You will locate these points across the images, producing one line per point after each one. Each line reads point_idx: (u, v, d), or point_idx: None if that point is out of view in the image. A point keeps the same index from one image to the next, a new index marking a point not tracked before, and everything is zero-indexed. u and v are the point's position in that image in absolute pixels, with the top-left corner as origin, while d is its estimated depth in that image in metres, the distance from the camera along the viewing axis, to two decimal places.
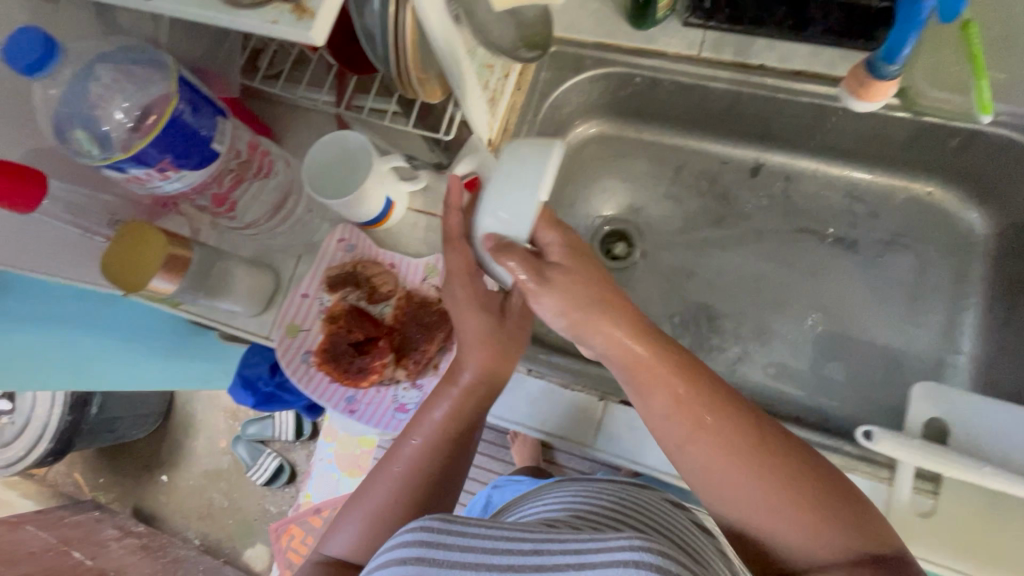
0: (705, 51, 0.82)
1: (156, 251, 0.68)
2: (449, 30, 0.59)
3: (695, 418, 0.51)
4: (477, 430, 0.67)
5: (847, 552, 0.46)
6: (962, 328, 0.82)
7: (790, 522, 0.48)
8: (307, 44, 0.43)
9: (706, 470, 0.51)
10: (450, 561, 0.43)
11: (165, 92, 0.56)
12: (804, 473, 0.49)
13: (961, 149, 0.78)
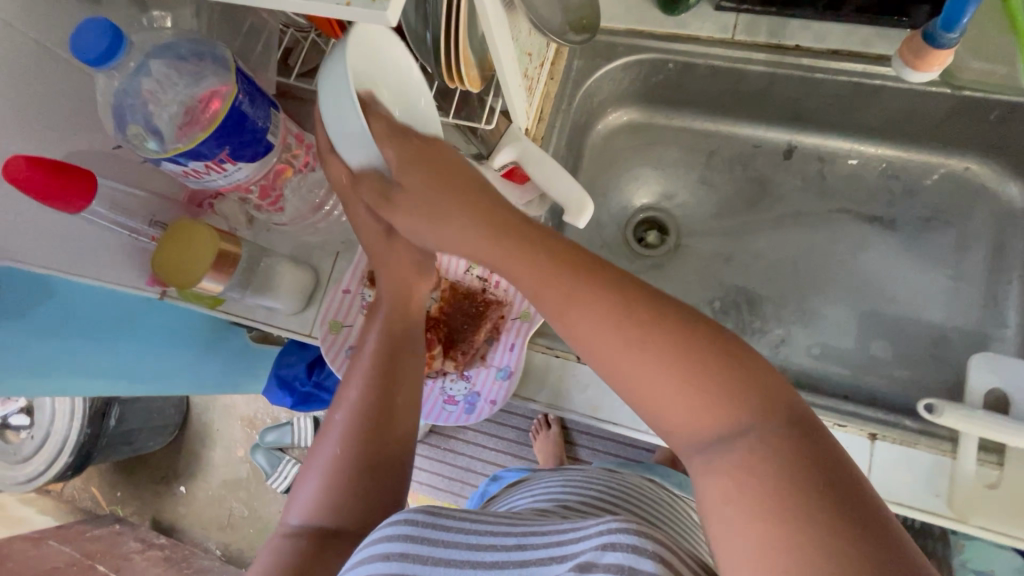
0: (739, 34, 0.82)
1: (196, 244, 0.67)
2: (500, 15, 0.58)
3: (567, 289, 0.47)
4: (398, 349, 0.64)
5: (757, 410, 0.40)
6: (1006, 302, 0.82)
7: (689, 390, 0.42)
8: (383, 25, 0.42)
9: (611, 355, 0.46)
10: (434, 557, 0.46)
11: (222, 83, 0.56)
12: (669, 330, 0.43)
13: (1000, 123, 0.78)
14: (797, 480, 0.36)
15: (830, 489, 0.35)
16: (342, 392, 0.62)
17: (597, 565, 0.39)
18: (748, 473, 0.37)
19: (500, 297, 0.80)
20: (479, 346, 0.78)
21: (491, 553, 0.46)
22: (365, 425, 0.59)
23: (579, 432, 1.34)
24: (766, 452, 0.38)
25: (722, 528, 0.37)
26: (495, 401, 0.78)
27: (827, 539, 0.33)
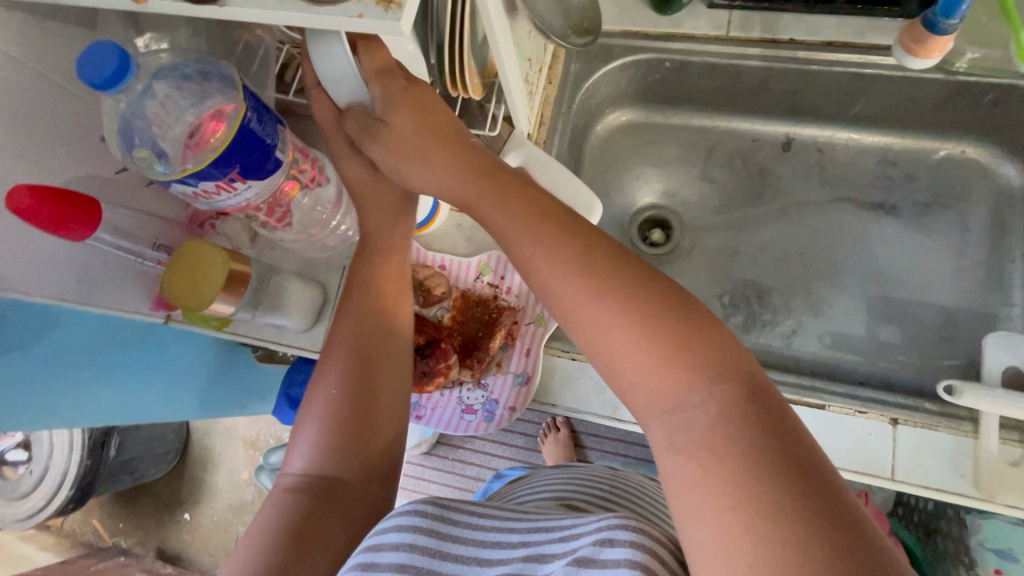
0: (734, 30, 0.83)
1: (191, 261, 0.66)
2: (503, 23, 0.58)
3: (534, 233, 0.51)
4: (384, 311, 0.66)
5: (721, 374, 0.42)
6: (1010, 281, 0.83)
7: (654, 343, 0.44)
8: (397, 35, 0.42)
9: (577, 305, 0.47)
10: (445, 554, 0.47)
11: (229, 101, 0.55)
12: (636, 301, 0.45)
13: (994, 106, 0.79)
14: (754, 441, 0.38)
15: (788, 467, 0.36)
16: (328, 373, 0.62)
17: (595, 560, 0.41)
18: (711, 446, 0.38)
19: (512, 303, 0.79)
20: (495, 353, 0.78)
21: (497, 551, 0.48)
22: (353, 409, 0.59)
23: (589, 434, 1.34)
24: (728, 425, 0.39)
25: (686, 505, 0.38)
26: (514, 409, 0.77)
27: (792, 516, 0.34)
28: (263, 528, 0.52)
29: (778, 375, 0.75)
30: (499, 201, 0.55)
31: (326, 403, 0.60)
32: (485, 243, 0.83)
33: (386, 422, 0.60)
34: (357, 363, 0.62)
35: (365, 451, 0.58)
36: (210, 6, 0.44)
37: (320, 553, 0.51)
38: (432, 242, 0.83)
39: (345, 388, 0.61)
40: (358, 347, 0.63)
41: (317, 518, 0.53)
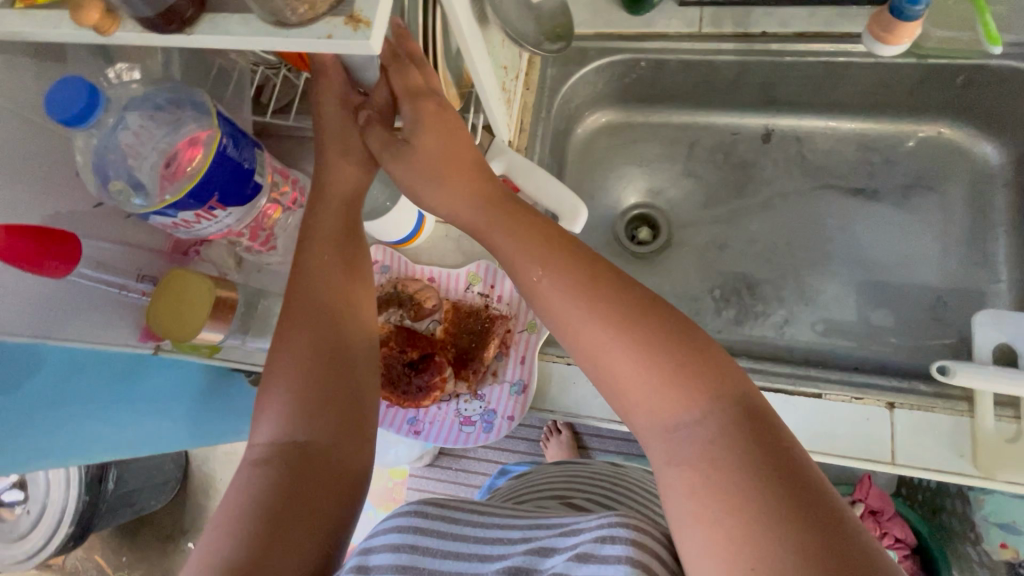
0: (706, 27, 0.84)
1: (164, 297, 0.65)
2: (475, 34, 0.57)
3: (530, 268, 0.53)
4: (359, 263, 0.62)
5: (714, 396, 0.45)
6: (995, 256, 0.84)
7: (649, 375, 0.47)
8: (367, 55, 0.42)
9: (578, 332, 0.50)
10: (444, 551, 0.49)
11: (204, 128, 0.54)
12: (638, 327, 0.48)
13: (966, 85, 0.81)
14: (748, 460, 0.41)
15: (781, 478, 0.40)
16: (283, 347, 0.55)
17: (595, 556, 0.43)
18: (709, 462, 0.42)
19: (504, 311, 0.79)
20: (490, 363, 0.77)
21: (498, 548, 0.50)
22: (316, 385, 0.53)
23: (590, 436, 1.34)
24: (725, 441, 0.43)
25: (688, 512, 0.41)
26: (513, 417, 0.76)
27: (784, 524, 0.38)
28: (223, 529, 0.45)
29: (773, 366, 0.75)
30: (506, 229, 0.57)
31: (283, 381, 0.53)
32: (473, 252, 0.83)
33: (357, 397, 0.55)
34: (314, 334, 0.55)
35: (332, 432, 0.52)
36: (176, 35, 0.44)
37: (293, 545, 0.45)
38: (420, 255, 0.83)
39: (304, 364, 0.54)
40: (316, 315, 0.56)
41: (286, 511, 0.47)
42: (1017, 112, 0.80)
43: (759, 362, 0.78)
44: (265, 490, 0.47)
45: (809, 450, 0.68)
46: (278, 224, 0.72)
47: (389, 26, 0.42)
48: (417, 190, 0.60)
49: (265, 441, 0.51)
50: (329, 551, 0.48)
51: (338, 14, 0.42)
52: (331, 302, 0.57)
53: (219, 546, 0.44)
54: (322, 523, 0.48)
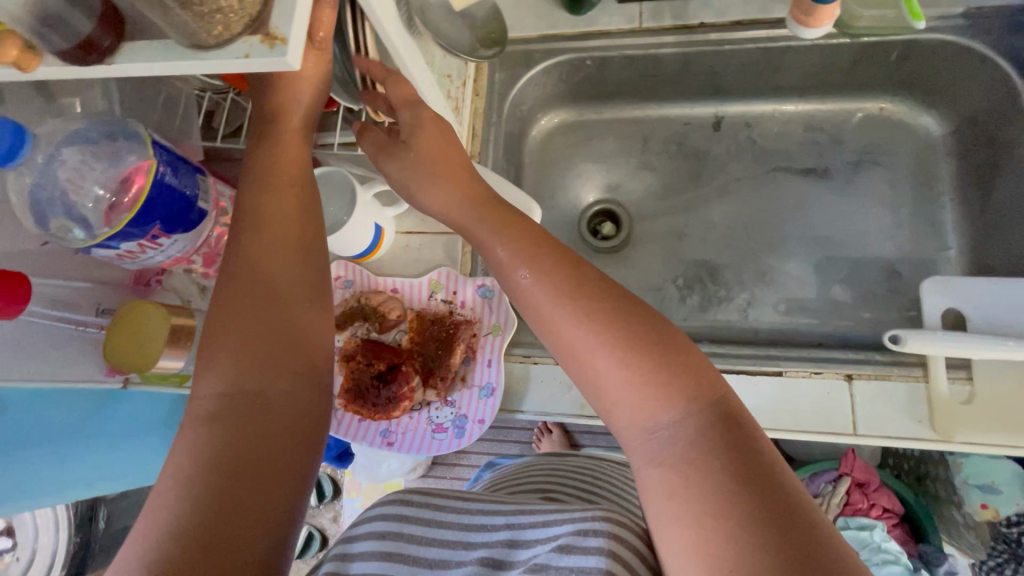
0: (646, 21, 0.85)
1: (119, 332, 0.64)
2: (408, 45, 0.58)
3: (513, 271, 0.53)
4: (309, 208, 0.53)
5: (691, 399, 0.45)
6: (944, 224, 0.86)
7: (629, 377, 0.46)
8: (287, 70, 0.43)
9: (560, 330, 0.49)
10: (427, 537, 0.51)
11: (138, 157, 0.54)
12: (623, 330, 0.47)
13: (902, 60, 0.83)
14: (725, 462, 0.42)
15: (755, 486, 0.40)
16: (227, 295, 0.48)
17: (577, 548, 0.44)
18: (687, 465, 0.42)
19: (468, 316, 0.80)
20: (457, 368, 0.78)
21: (481, 533, 0.51)
22: (266, 342, 0.46)
23: (581, 433, 1.34)
24: (703, 446, 0.43)
25: (665, 513, 0.42)
26: (484, 420, 0.76)
27: (752, 532, 0.38)
28: (169, 498, 0.41)
29: (735, 348, 0.76)
30: (494, 234, 0.56)
31: (228, 334, 0.46)
32: (434, 260, 0.83)
33: (315, 353, 0.48)
34: (261, 284, 0.48)
35: (287, 391, 0.46)
36: (97, 66, 0.44)
37: (248, 527, 0.40)
38: (381, 267, 0.83)
39: (251, 316, 0.47)
40: (262, 263, 0.49)
41: (235, 482, 0.41)
42: (951, 83, 0.83)
43: (722, 346, 0.79)
44: (214, 456, 0.42)
45: (774, 428, 0.69)
46: None
47: (305, 39, 0.43)
48: (413, 189, 0.61)
49: (207, 398, 0.45)
50: (291, 522, 0.43)
51: (254, 33, 0.42)
52: (276, 246, 0.50)
53: (165, 517, 0.40)
54: (280, 492, 0.43)
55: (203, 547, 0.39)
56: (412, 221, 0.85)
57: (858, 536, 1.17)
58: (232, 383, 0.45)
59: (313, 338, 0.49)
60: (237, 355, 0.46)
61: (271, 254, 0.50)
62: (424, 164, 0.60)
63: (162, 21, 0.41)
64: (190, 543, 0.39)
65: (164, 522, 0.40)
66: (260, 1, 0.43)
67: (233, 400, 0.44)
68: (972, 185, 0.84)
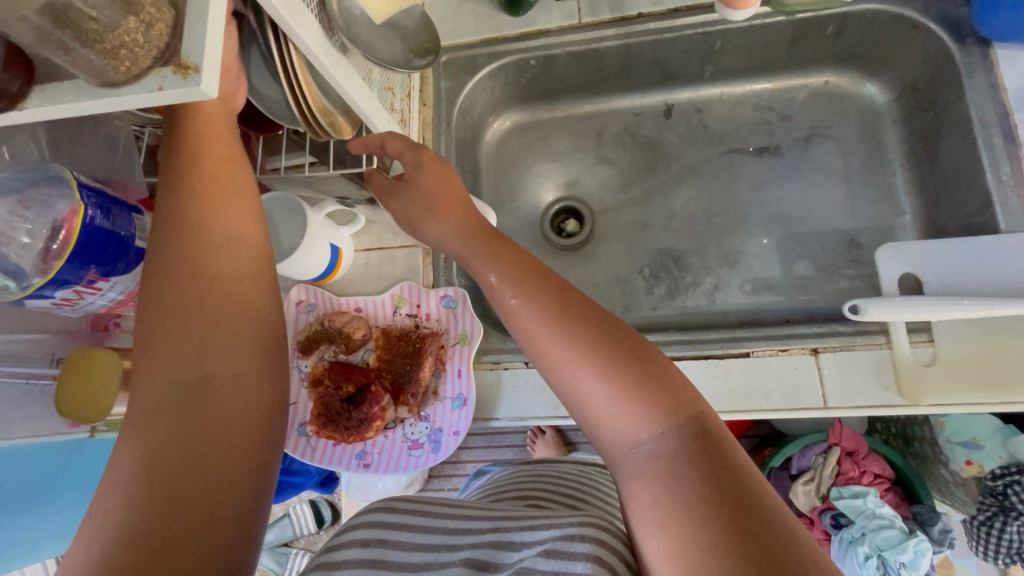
0: (585, 16, 0.85)
1: (65, 390, 0.63)
2: (337, 60, 0.55)
3: (502, 300, 0.53)
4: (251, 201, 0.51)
5: (676, 414, 0.45)
6: (897, 190, 0.88)
7: (610, 392, 0.46)
8: (205, 99, 0.40)
9: (544, 346, 0.50)
10: (413, 542, 0.47)
11: (66, 203, 0.53)
12: (601, 346, 0.48)
13: (838, 33, 0.84)
14: (708, 474, 0.41)
15: (736, 496, 0.40)
16: (161, 294, 0.44)
17: (564, 553, 0.42)
18: (669, 475, 0.42)
19: (434, 328, 0.79)
20: (428, 382, 0.77)
21: (467, 537, 0.48)
22: (212, 347, 0.44)
23: (574, 431, 1.32)
24: (685, 457, 0.42)
25: (651, 520, 0.42)
26: (458, 432, 0.75)
27: (737, 536, 0.38)
28: (106, 502, 0.38)
29: (702, 334, 0.76)
30: (485, 261, 0.58)
31: (168, 334, 0.43)
32: (395, 275, 0.82)
33: (269, 368, 0.47)
34: (205, 286, 0.45)
35: (239, 401, 0.43)
36: (8, 114, 0.42)
37: (193, 542, 0.38)
38: (343, 287, 0.82)
39: (193, 317, 0.44)
40: (203, 262, 0.46)
41: (182, 488, 0.39)
42: (889, 52, 0.84)
43: (690, 332, 0.80)
44: (156, 459, 0.39)
45: (746, 409, 0.70)
46: None
47: (221, 64, 0.41)
48: (418, 221, 0.66)
49: (147, 402, 0.41)
50: (247, 530, 0.41)
51: (167, 65, 0.40)
52: (216, 244, 0.46)
53: (105, 521, 0.37)
54: (230, 499, 0.41)
55: (142, 557, 0.36)
56: (371, 237, 0.83)
57: (853, 504, 1.16)
58: (173, 384, 0.42)
59: (262, 345, 0.47)
60: (177, 357, 0.43)
61: (208, 252, 0.46)
62: (425, 197, 0.65)
63: (67, 62, 0.39)
64: (133, 549, 0.36)
65: (103, 529, 0.37)
66: (168, 32, 0.41)
67: (173, 400, 0.41)
68: (919, 149, 0.85)
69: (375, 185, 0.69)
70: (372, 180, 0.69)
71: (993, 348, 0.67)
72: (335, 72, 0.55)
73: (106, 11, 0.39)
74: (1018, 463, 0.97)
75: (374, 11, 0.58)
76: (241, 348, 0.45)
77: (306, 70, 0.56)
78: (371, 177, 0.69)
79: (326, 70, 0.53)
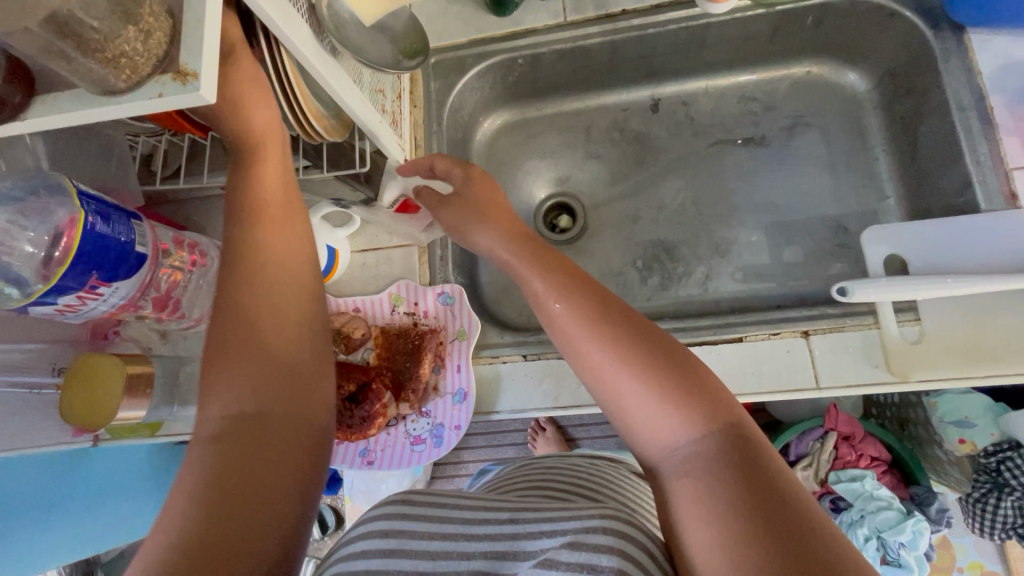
0: (570, 15, 0.87)
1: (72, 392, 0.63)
2: (327, 62, 0.56)
3: (547, 308, 0.55)
4: (300, 254, 0.57)
5: (714, 419, 0.46)
6: (881, 175, 0.90)
7: (651, 393, 0.47)
8: (205, 104, 0.41)
9: (584, 351, 0.52)
10: (428, 532, 0.48)
11: (66, 211, 0.53)
12: (640, 351, 0.49)
13: (818, 24, 0.86)
14: (745, 476, 0.43)
15: (771, 499, 0.41)
16: (230, 332, 0.50)
17: (587, 544, 0.43)
18: (704, 474, 0.44)
19: (433, 325, 0.80)
20: (429, 378, 0.78)
21: (484, 526, 0.48)
22: (266, 377, 0.49)
23: (575, 426, 1.33)
24: (722, 460, 0.44)
25: (690, 514, 0.43)
26: (460, 426, 0.76)
27: (767, 533, 0.39)
28: (172, 512, 0.42)
29: (693, 321, 0.78)
30: (533, 270, 0.59)
31: (236, 365, 0.49)
32: (392, 275, 0.83)
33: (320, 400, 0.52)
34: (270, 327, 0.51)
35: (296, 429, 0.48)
36: (10, 124, 0.43)
37: (252, 552, 0.41)
38: (341, 288, 0.83)
39: (257, 352, 0.50)
40: (263, 304, 0.52)
41: (238, 500, 0.43)
42: (866, 40, 0.86)
43: (684, 321, 0.81)
44: (219, 476, 0.43)
45: (742, 392, 0.71)
46: (183, 290, 0.72)
47: (218, 70, 0.42)
48: (466, 230, 0.69)
49: (214, 427, 0.46)
50: (293, 544, 0.44)
51: (165, 72, 0.41)
52: (268, 288, 0.53)
53: (172, 529, 0.40)
54: (285, 515, 0.44)
55: (206, 563, 0.39)
56: (366, 238, 0.85)
57: (852, 487, 1.17)
58: (237, 409, 0.47)
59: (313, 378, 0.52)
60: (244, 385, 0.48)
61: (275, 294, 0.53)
62: (472, 205, 0.70)
63: (67, 71, 0.40)
64: (197, 555, 0.39)
65: (166, 536, 0.40)
66: (165, 39, 0.42)
67: (240, 424, 0.46)
68: (900, 134, 0.87)
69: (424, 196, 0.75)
70: (422, 190, 0.75)
71: (978, 324, 0.69)
72: (328, 75, 0.56)
73: (108, 21, 0.40)
74: (1010, 440, 0.99)
75: (367, 16, 0.59)
76: (295, 381, 0.51)
77: (297, 72, 0.57)
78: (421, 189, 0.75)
79: (319, 72, 0.54)
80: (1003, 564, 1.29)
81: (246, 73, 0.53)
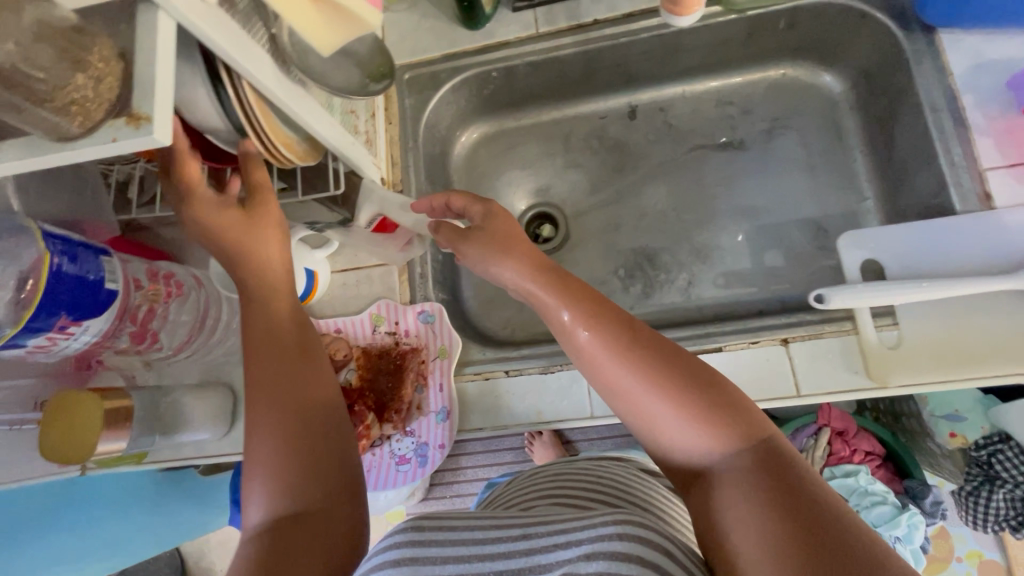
0: (542, 27, 0.86)
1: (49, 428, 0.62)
2: (291, 91, 0.56)
3: (572, 336, 0.54)
4: (316, 341, 0.64)
5: (745, 440, 0.47)
6: (860, 175, 0.89)
7: (679, 421, 0.48)
8: (160, 146, 0.41)
9: (612, 380, 0.51)
10: (442, 556, 0.45)
11: (34, 252, 0.53)
12: (671, 377, 0.49)
13: (790, 27, 0.86)
14: (787, 493, 0.42)
15: (816, 514, 0.41)
16: (262, 415, 0.55)
17: (604, 552, 0.41)
18: (748, 491, 0.44)
19: (414, 343, 0.80)
20: (411, 397, 0.79)
21: (497, 545, 0.46)
22: (296, 448, 0.54)
23: (569, 431, 1.33)
24: (762, 478, 0.44)
25: (733, 533, 0.43)
26: (444, 444, 0.77)
27: (818, 549, 0.38)
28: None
29: (675, 331, 0.78)
30: (554, 295, 0.56)
31: (269, 442, 0.54)
32: (372, 294, 0.83)
33: (346, 458, 0.56)
34: (297, 402, 0.56)
35: (325, 490, 0.52)
36: None
37: None
38: (322, 310, 0.83)
39: (286, 426, 0.55)
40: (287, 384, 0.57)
41: (293, 546, 0.47)
42: (839, 41, 0.86)
43: (666, 330, 0.81)
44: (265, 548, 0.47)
45: None
46: (158, 318, 0.71)
47: (172, 110, 0.42)
48: (487, 263, 0.62)
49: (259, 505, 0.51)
50: None
51: (118, 116, 0.41)
52: (289, 368, 0.59)
53: None
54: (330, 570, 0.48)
55: None
56: (346, 259, 0.84)
57: (846, 483, 1.18)
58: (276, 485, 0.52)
59: (337, 439, 0.57)
60: (276, 460, 0.53)
61: (294, 354, 0.60)
62: (493, 241, 0.61)
63: (19, 120, 0.40)
64: None
65: None
66: (118, 84, 0.42)
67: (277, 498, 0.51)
68: (877, 134, 0.87)
69: (442, 234, 0.66)
70: (439, 228, 0.66)
71: (956, 327, 0.68)
72: (289, 101, 0.55)
73: (54, 70, 0.40)
74: (1000, 432, 0.97)
75: (323, 46, 0.53)
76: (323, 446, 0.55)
77: (257, 99, 0.56)
78: (439, 229, 0.66)
79: (280, 97, 0.54)
80: (1001, 554, 1.29)
81: (266, 223, 0.63)
